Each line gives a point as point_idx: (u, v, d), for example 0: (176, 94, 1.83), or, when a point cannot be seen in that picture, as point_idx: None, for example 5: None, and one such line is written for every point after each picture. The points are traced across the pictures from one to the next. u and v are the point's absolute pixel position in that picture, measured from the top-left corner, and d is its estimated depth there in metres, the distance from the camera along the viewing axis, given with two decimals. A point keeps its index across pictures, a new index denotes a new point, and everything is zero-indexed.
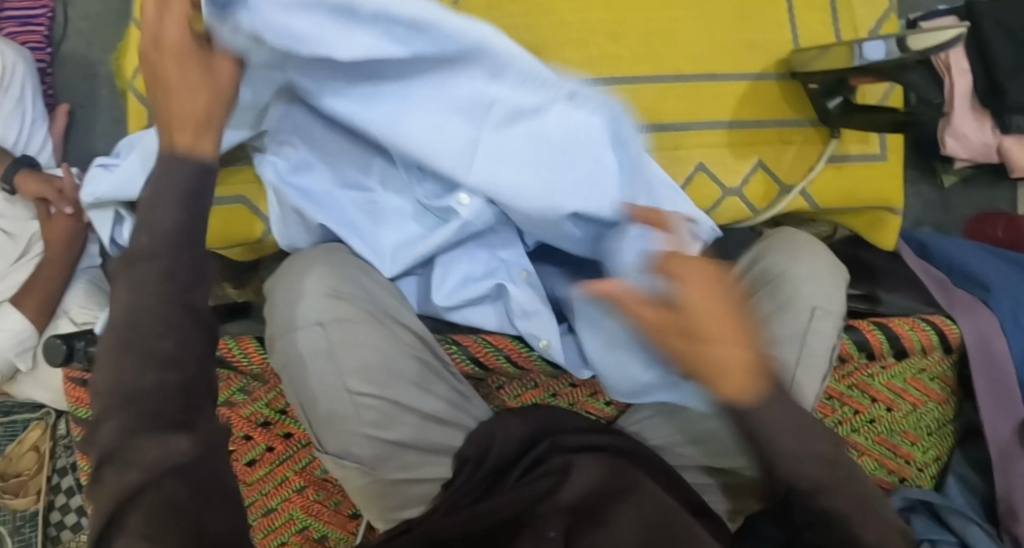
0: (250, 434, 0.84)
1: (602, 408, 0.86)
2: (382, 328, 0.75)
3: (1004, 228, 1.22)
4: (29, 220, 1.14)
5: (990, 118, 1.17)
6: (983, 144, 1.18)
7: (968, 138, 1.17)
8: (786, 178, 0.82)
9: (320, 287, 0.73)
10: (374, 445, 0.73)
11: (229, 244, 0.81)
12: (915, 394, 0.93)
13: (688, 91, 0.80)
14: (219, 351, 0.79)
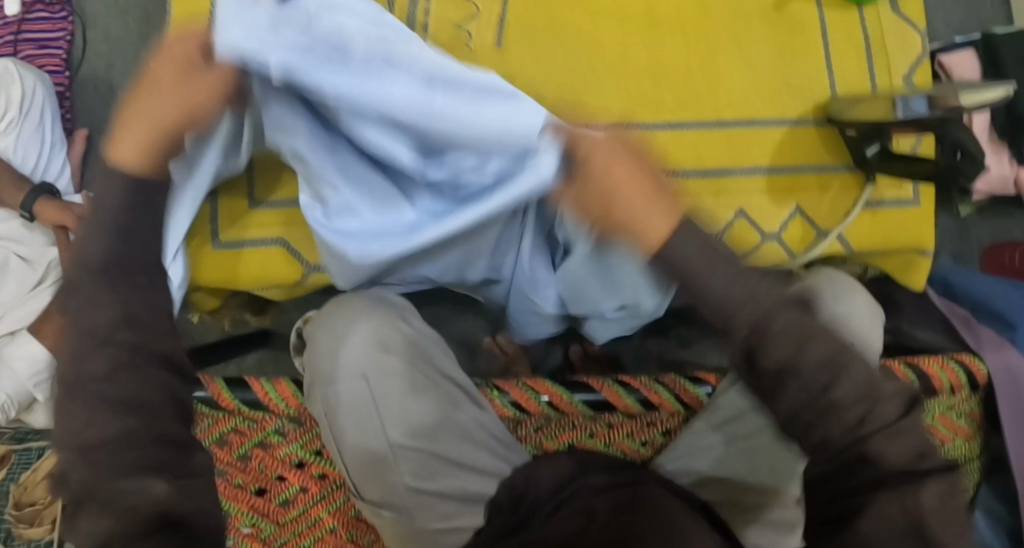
0: (285, 475, 0.84)
1: (639, 449, 0.84)
2: (418, 375, 0.76)
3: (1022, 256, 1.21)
4: (46, 246, 1.12)
5: (1008, 149, 1.16)
6: (1001, 176, 1.17)
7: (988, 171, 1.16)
8: (823, 223, 0.82)
9: (362, 337, 0.75)
10: (412, 496, 0.74)
11: (265, 285, 0.79)
12: (942, 431, 0.90)
13: (728, 137, 0.80)
14: (258, 393, 0.80)
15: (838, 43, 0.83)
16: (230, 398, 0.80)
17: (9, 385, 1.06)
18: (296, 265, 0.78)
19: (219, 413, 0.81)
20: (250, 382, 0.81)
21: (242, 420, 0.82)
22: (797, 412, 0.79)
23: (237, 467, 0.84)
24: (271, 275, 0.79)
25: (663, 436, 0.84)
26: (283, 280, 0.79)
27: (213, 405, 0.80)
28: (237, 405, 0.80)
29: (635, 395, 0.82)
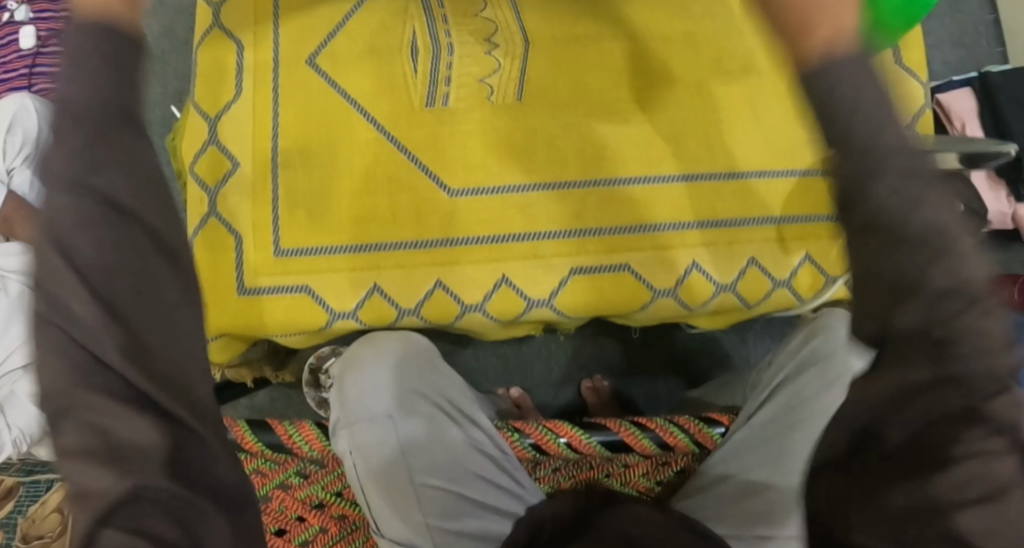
0: (304, 515, 0.85)
1: (654, 488, 0.87)
2: (443, 415, 0.77)
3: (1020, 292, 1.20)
4: None
5: (1005, 186, 1.17)
6: (999, 212, 1.18)
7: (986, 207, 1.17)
8: (832, 269, 0.83)
9: (389, 379, 0.75)
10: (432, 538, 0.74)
11: (290, 332, 0.81)
12: None
13: (743, 189, 0.82)
14: (282, 437, 0.81)
15: None
16: (254, 440, 0.80)
17: (22, 420, 1.05)
18: (321, 312, 0.79)
19: (242, 455, 0.82)
20: (273, 424, 0.81)
21: (265, 461, 0.83)
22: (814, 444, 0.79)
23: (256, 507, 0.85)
24: (294, 320, 0.79)
25: (677, 476, 0.87)
26: (307, 326, 0.80)
27: (237, 447, 0.81)
28: (260, 447, 0.81)
29: (652, 437, 0.83)
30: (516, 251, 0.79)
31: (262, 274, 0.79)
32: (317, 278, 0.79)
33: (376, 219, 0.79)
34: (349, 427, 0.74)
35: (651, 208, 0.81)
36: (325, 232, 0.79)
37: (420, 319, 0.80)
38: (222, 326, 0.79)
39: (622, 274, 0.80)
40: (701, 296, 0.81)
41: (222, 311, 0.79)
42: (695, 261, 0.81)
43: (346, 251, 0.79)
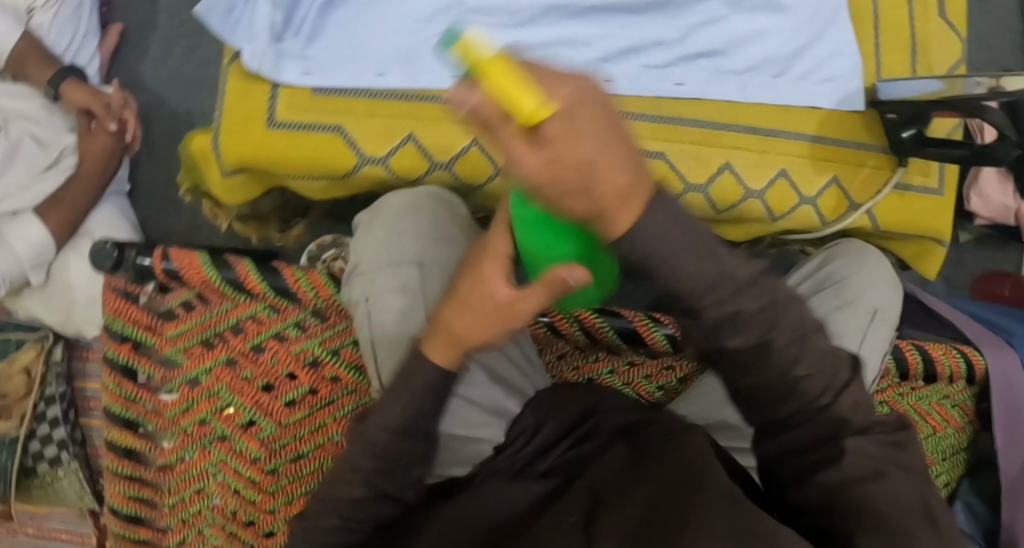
0: (296, 373, 0.84)
1: (655, 394, 0.86)
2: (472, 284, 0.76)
3: None
4: (65, 132, 1.10)
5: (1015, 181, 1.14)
6: (1004, 205, 1.15)
7: (990, 197, 1.16)
8: (856, 196, 0.87)
9: (416, 224, 0.74)
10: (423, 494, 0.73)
11: (314, 175, 0.80)
12: (937, 418, 0.95)
13: (780, 110, 0.84)
14: (240, 275, 0.80)
15: (887, 39, 0.89)
16: (258, 281, 0.80)
17: (4, 263, 1.01)
18: (349, 154, 0.78)
19: (242, 296, 0.83)
20: (234, 263, 0.81)
21: (264, 306, 0.82)
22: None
23: (247, 357, 0.84)
24: (322, 159, 0.79)
25: (680, 384, 0.87)
26: (333, 168, 0.79)
27: (241, 286, 0.81)
28: (263, 289, 0.80)
29: (664, 333, 0.80)
30: None
31: (291, 109, 0.78)
32: (353, 120, 0.78)
33: (420, 71, 0.78)
34: (371, 266, 0.74)
35: (682, 98, 0.81)
36: (362, 74, 0.78)
37: (451, 175, 0.79)
38: (242, 157, 0.79)
39: (658, 161, 0.80)
40: (730, 197, 0.82)
41: (244, 142, 0.79)
42: (729, 162, 0.81)
43: (384, 96, 0.78)
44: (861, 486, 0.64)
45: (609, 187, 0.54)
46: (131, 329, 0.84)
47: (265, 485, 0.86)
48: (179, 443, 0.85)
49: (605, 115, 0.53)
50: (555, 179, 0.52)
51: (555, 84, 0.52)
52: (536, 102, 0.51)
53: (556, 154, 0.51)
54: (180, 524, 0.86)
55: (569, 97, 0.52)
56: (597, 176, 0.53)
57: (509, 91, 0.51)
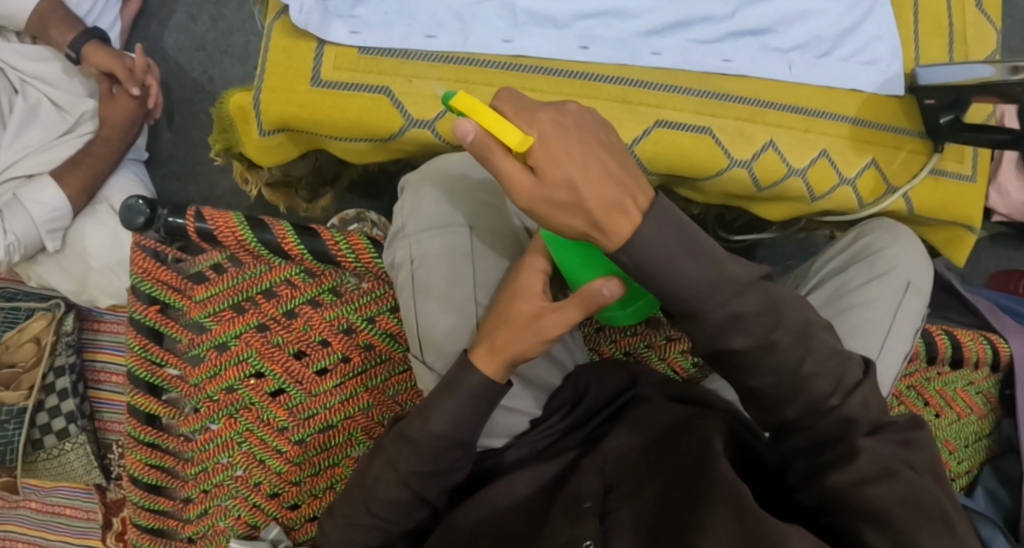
0: (330, 339, 0.82)
1: (689, 369, 0.89)
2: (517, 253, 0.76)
3: None
4: (85, 97, 1.07)
5: None
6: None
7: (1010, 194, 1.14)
8: (893, 179, 0.87)
9: (464, 187, 0.73)
10: (419, 472, 0.72)
11: (357, 138, 0.80)
12: (962, 405, 0.95)
13: (823, 91, 0.84)
14: (278, 238, 0.79)
15: (926, 25, 0.89)
16: (296, 243, 0.78)
17: (20, 227, 0.99)
18: (397, 116, 0.78)
19: (278, 259, 0.81)
20: (270, 224, 0.79)
21: (299, 270, 0.81)
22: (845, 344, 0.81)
23: (278, 324, 0.82)
24: (367, 121, 0.78)
25: None
26: (378, 131, 0.78)
27: (278, 249, 0.79)
28: (300, 252, 0.79)
29: None
30: (606, 91, 0.78)
31: (338, 68, 0.78)
32: (401, 82, 0.77)
33: (470, 35, 0.78)
34: (418, 226, 0.73)
35: (728, 76, 0.81)
36: (408, 37, 0.78)
37: None
38: (286, 116, 0.79)
39: (704, 135, 0.79)
40: (772, 176, 0.82)
41: (289, 101, 0.78)
42: (772, 140, 0.81)
43: (435, 59, 0.78)
44: (869, 485, 0.63)
45: (598, 201, 0.58)
46: (160, 290, 0.82)
47: (292, 456, 0.84)
48: (203, 412, 0.84)
49: (587, 137, 0.59)
50: (546, 197, 0.59)
51: (527, 116, 0.59)
52: (519, 135, 0.58)
53: (544, 175, 0.58)
54: (202, 494, 0.85)
55: (550, 124, 0.59)
56: (587, 189, 0.58)
57: (497, 128, 0.58)
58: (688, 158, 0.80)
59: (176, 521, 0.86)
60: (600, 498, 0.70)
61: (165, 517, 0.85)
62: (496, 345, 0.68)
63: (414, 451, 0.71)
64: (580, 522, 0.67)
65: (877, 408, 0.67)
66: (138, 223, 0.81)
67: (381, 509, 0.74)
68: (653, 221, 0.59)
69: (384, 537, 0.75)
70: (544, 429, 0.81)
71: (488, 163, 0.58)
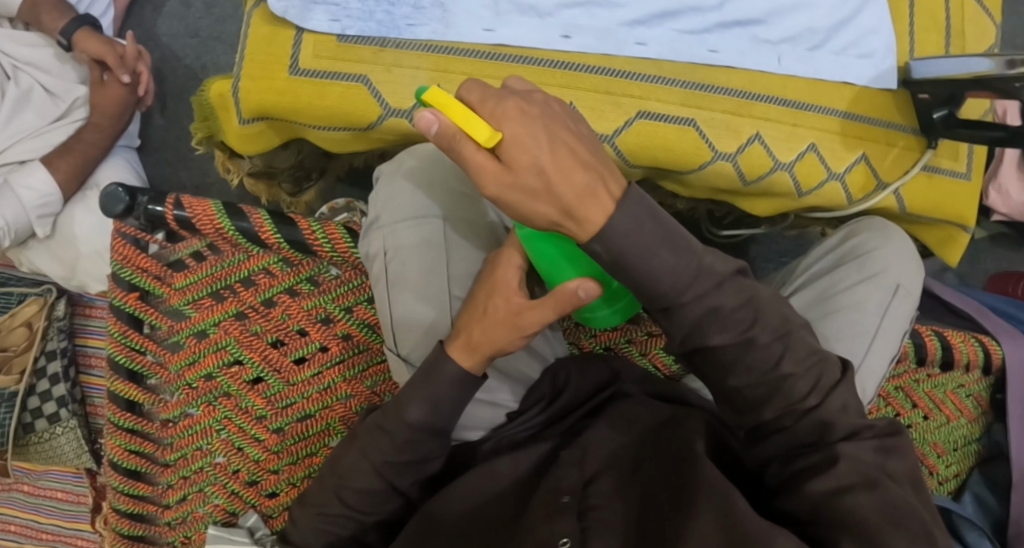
0: (307, 329, 0.82)
1: (670, 366, 0.87)
2: (494, 246, 0.74)
3: None
4: (77, 83, 1.08)
5: None
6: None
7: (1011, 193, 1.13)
8: (884, 176, 0.85)
9: (440, 177, 0.73)
10: (392, 462, 0.72)
11: (335, 127, 0.79)
12: (951, 407, 0.94)
13: (813, 85, 0.82)
14: (255, 226, 0.78)
15: (923, 18, 0.87)
16: (273, 233, 0.78)
17: (10, 211, 0.99)
18: (374, 106, 0.77)
19: (256, 248, 0.80)
20: (248, 213, 0.79)
21: (277, 259, 0.80)
22: (831, 347, 0.79)
23: (257, 312, 0.82)
24: (344, 110, 0.78)
25: None
26: (356, 120, 0.78)
27: (254, 238, 0.79)
28: (278, 241, 0.78)
29: None
30: (587, 82, 0.77)
31: (316, 57, 0.77)
32: (379, 71, 0.77)
33: (451, 25, 0.77)
34: (394, 217, 0.72)
35: (715, 66, 0.79)
36: (389, 24, 0.77)
37: None
38: (264, 105, 0.78)
39: (688, 128, 0.78)
40: (757, 170, 0.80)
41: (266, 89, 0.78)
42: (759, 133, 0.80)
43: (414, 50, 0.77)
44: (849, 495, 0.61)
45: (570, 190, 0.57)
46: (139, 277, 0.82)
47: (270, 445, 0.84)
48: (183, 398, 0.84)
49: (553, 127, 0.58)
50: (515, 185, 0.58)
51: (493, 106, 0.58)
52: (488, 130, 0.57)
53: (514, 164, 0.57)
54: (181, 480, 0.85)
55: (516, 113, 0.58)
56: (557, 178, 0.57)
57: (466, 121, 0.57)
58: (672, 151, 0.78)
59: (156, 506, 0.86)
60: (578, 493, 0.69)
61: (145, 503, 0.85)
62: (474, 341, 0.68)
63: (387, 440, 0.71)
64: (557, 520, 0.67)
65: (857, 413, 0.67)
66: (116, 210, 0.81)
67: (352, 499, 0.73)
68: (624, 213, 0.58)
69: (354, 525, 0.74)
70: (520, 425, 0.80)
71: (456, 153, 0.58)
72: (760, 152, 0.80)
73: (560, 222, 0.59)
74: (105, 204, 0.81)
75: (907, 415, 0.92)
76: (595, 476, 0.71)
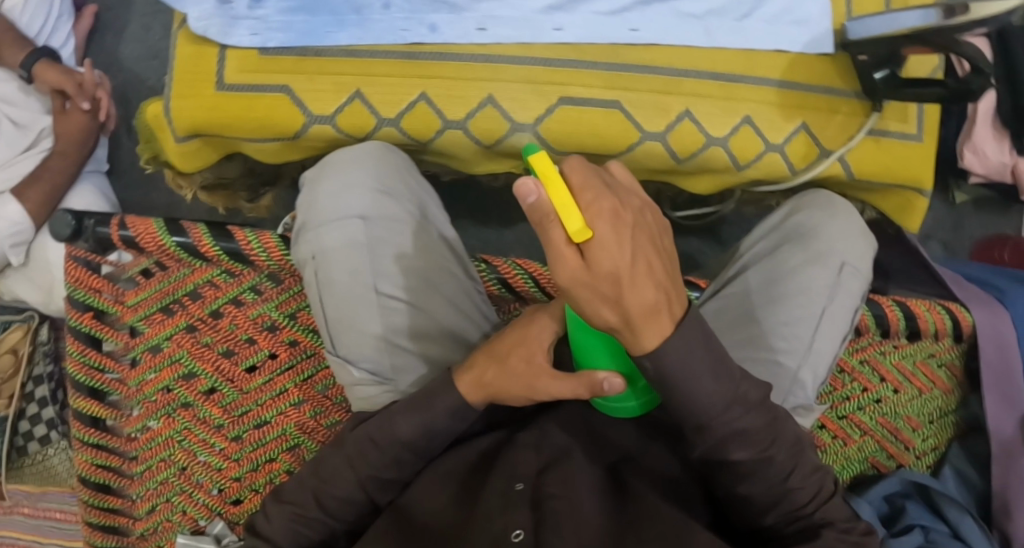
0: (254, 337, 0.84)
1: None
2: (426, 244, 0.74)
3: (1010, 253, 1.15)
4: (42, 114, 1.10)
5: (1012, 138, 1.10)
6: (1001, 163, 1.11)
7: (986, 154, 1.11)
8: (827, 144, 0.83)
9: (363, 179, 0.72)
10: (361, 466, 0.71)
11: (264, 138, 0.80)
12: (922, 379, 0.93)
13: (744, 56, 0.80)
14: (193, 239, 0.80)
15: None
16: (211, 245, 0.80)
17: None
18: (297, 114, 0.77)
19: (198, 262, 0.82)
20: (187, 227, 0.81)
21: (219, 271, 0.83)
22: (777, 333, 0.77)
23: (206, 324, 0.84)
24: (270, 121, 0.78)
25: None
26: (281, 130, 0.78)
27: (194, 251, 0.81)
28: (216, 253, 0.80)
29: None
30: (507, 73, 0.76)
31: (239, 71, 0.78)
32: (300, 79, 0.77)
33: (368, 28, 0.77)
34: (319, 222, 0.72)
35: (636, 46, 0.78)
36: (308, 32, 0.77)
37: (400, 132, 0.78)
38: (193, 122, 0.79)
39: (613, 110, 0.77)
40: (690, 147, 0.79)
41: (193, 106, 0.79)
42: (689, 109, 0.78)
43: (333, 55, 0.77)
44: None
45: (638, 305, 0.55)
46: (93, 297, 0.84)
47: (229, 453, 0.86)
48: (143, 412, 0.86)
49: (640, 238, 0.54)
50: (590, 285, 0.53)
51: (591, 198, 0.53)
52: (581, 225, 0.52)
53: (595, 267, 0.53)
54: (148, 492, 0.87)
55: (611, 215, 0.53)
56: (631, 290, 0.54)
57: (562, 206, 0.52)
58: (600, 135, 0.78)
59: (127, 518, 0.88)
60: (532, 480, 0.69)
61: (115, 516, 0.88)
62: (484, 379, 0.69)
63: (377, 454, 0.70)
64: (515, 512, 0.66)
65: None
66: (66, 232, 0.82)
67: (329, 505, 0.72)
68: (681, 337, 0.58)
69: (327, 533, 0.74)
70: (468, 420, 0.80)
71: (541, 233, 0.53)
72: (691, 130, 0.78)
73: (618, 330, 0.56)
74: (56, 225, 0.82)
75: (875, 390, 0.92)
76: (549, 462, 0.70)
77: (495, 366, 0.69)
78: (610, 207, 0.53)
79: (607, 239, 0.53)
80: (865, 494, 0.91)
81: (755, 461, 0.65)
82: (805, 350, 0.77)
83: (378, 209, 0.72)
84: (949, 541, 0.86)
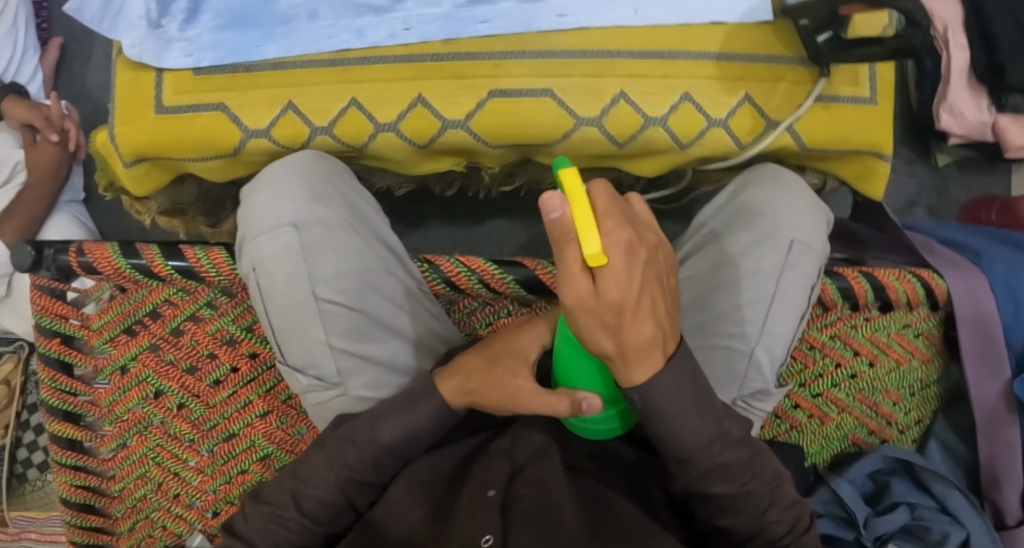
0: (216, 352, 0.85)
1: None
2: (365, 249, 0.74)
3: (998, 213, 1.12)
4: (15, 148, 1.13)
5: (987, 95, 1.06)
6: (979, 121, 1.07)
7: (961, 113, 1.07)
8: (773, 115, 0.81)
9: (297, 188, 0.72)
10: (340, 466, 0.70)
11: (206, 157, 0.81)
12: (898, 350, 0.90)
13: (677, 33, 0.79)
14: (147, 262, 0.80)
15: None
16: (163, 264, 0.80)
17: None
18: (234, 130, 0.78)
19: (153, 281, 0.82)
20: (141, 249, 0.81)
21: (175, 290, 0.83)
22: (729, 317, 0.77)
23: (169, 342, 0.85)
24: (209, 139, 0.79)
25: None
26: (221, 147, 0.79)
27: (149, 273, 0.81)
28: (168, 272, 0.80)
29: None
30: (434, 71, 0.76)
31: (177, 93, 0.79)
32: (235, 95, 0.78)
33: (296, 39, 0.77)
34: (257, 234, 0.72)
35: (564, 31, 0.77)
36: (239, 48, 0.78)
37: (334, 139, 0.78)
38: (137, 146, 0.80)
39: (545, 98, 0.76)
40: (627, 130, 0.78)
41: (135, 130, 0.80)
42: (624, 91, 0.77)
43: (264, 69, 0.78)
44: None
45: (634, 339, 0.55)
46: (60, 324, 0.85)
47: (202, 467, 0.87)
48: (117, 431, 0.88)
49: (649, 274, 0.54)
50: (593, 309, 0.53)
51: (611, 227, 0.53)
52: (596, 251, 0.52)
53: (603, 294, 0.52)
54: (128, 509, 0.89)
55: (627, 247, 0.53)
56: (631, 324, 0.54)
57: (584, 228, 0.51)
58: (534, 125, 0.77)
59: (110, 536, 0.91)
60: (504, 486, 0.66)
61: (99, 534, 0.90)
62: (469, 387, 0.70)
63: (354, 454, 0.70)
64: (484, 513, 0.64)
65: None
66: (27, 263, 0.81)
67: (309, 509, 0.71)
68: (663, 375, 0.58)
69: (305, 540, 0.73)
70: None
71: (557, 252, 0.52)
72: (626, 113, 0.77)
73: (611, 358, 0.56)
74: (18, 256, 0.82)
75: (847, 365, 0.89)
76: (521, 466, 0.67)
77: (481, 373, 0.70)
78: (628, 239, 0.53)
79: (620, 270, 0.52)
80: (846, 473, 0.89)
81: (734, 479, 0.65)
82: (758, 333, 0.77)
83: (313, 218, 0.72)
84: (936, 516, 0.84)
